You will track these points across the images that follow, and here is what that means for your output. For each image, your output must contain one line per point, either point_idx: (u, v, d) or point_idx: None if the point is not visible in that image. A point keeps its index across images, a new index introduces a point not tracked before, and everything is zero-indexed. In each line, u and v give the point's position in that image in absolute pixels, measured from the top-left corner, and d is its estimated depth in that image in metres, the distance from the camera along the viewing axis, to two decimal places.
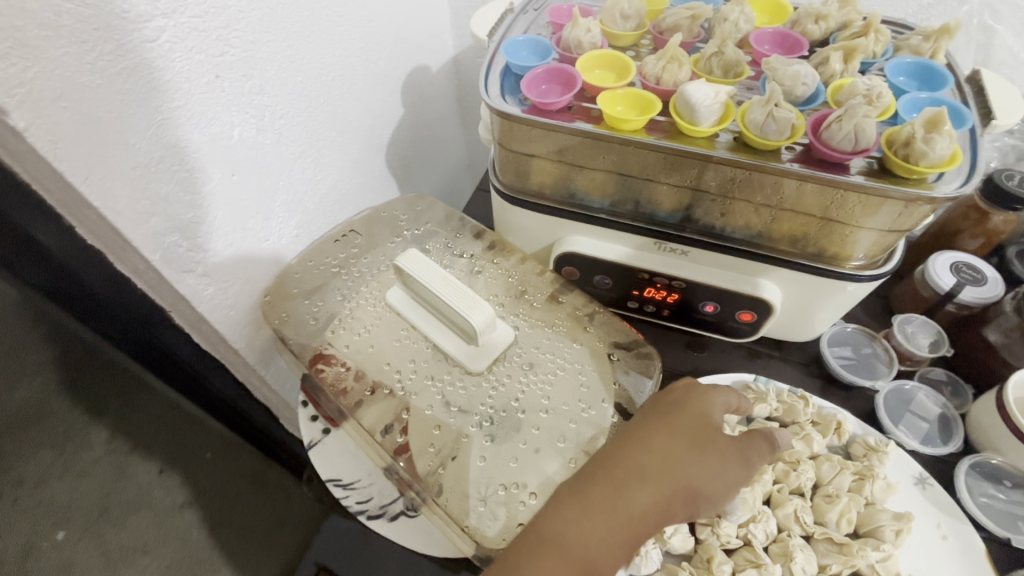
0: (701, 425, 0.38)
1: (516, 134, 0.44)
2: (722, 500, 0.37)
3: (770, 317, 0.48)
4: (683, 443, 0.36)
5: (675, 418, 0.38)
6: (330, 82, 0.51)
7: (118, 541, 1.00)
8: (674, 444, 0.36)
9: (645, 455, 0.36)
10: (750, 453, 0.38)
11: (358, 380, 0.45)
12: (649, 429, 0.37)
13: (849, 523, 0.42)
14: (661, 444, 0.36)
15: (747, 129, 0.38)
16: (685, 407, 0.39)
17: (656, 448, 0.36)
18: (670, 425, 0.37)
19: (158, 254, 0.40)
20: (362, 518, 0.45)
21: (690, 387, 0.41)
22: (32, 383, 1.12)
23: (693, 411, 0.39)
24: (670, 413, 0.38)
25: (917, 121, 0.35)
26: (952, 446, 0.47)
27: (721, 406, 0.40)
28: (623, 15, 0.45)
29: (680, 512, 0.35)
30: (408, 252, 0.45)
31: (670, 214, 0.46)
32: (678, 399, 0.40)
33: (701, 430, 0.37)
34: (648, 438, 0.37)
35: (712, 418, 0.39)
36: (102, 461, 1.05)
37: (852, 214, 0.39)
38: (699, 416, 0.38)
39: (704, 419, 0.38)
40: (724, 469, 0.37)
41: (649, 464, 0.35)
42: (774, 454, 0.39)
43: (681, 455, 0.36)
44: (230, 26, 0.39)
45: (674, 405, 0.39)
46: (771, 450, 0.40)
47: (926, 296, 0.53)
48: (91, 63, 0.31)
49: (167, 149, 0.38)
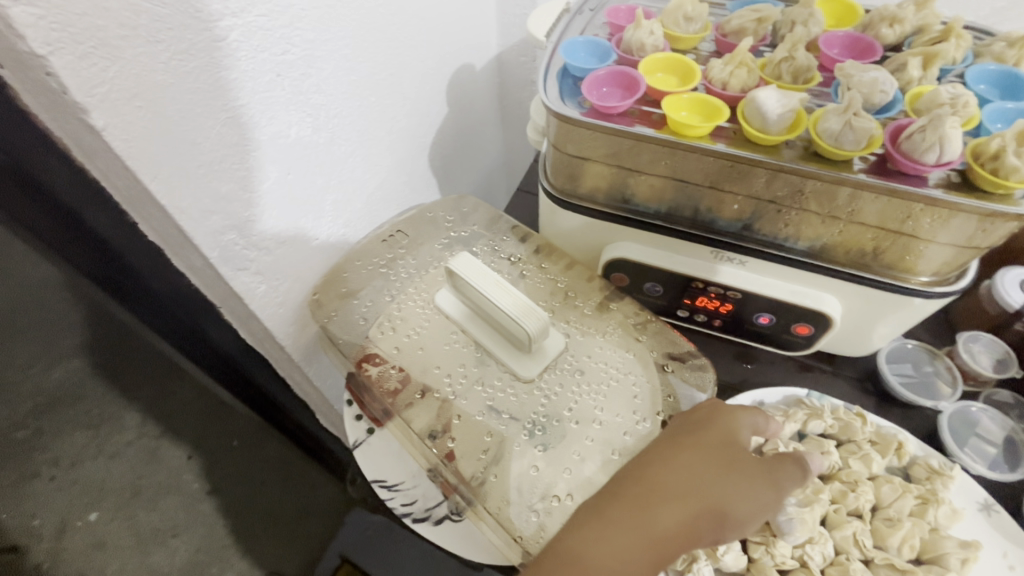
0: (728, 445, 0.37)
1: (574, 137, 0.43)
2: (750, 524, 0.36)
3: (828, 331, 0.47)
4: (709, 463, 0.36)
5: (701, 436, 0.37)
6: (381, 81, 0.51)
7: (149, 523, 0.85)
8: (699, 463, 0.36)
9: (669, 473, 0.35)
10: (781, 477, 0.37)
11: (404, 383, 0.45)
12: (674, 446, 0.37)
13: (911, 549, 0.40)
14: (686, 463, 0.36)
15: (819, 138, 0.37)
16: (711, 425, 0.38)
17: (681, 466, 0.36)
18: (696, 444, 0.37)
19: (217, 252, 0.40)
20: (407, 520, 0.45)
21: (717, 406, 0.40)
22: None
23: (720, 429, 0.38)
24: (695, 431, 0.38)
25: (1007, 133, 0.33)
26: (1021, 473, 0.45)
27: (749, 427, 0.40)
28: (686, 17, 0.44)
29: (704, 535, 0.34)
30: (459, 255, 0.44)
31: (730, 223, 0.44)
32: (705, 416, 0.39)
33: (727, 450, 0.37)
34: (673, 456, 0.36)
35: (738, 438, 0.38)
36: (130, 445, 0.73)
37: (928, 229, 0.38)
38: (725, 435, 0.38)
39: (731, 439, 0.38)
40: (751, 492, 0.36)
41: (675, 482, 0.35)
42: (807, 479, 0.38)
43: (706, 475, 0.36)
44: (292, 25, 0.39)
45: (700, 423, 0.38)
46: (803, 476, 0.39)
47: (994, 313, 0.51)
48: (165, 62, 0.31)
49: (230, 148, 0.38)
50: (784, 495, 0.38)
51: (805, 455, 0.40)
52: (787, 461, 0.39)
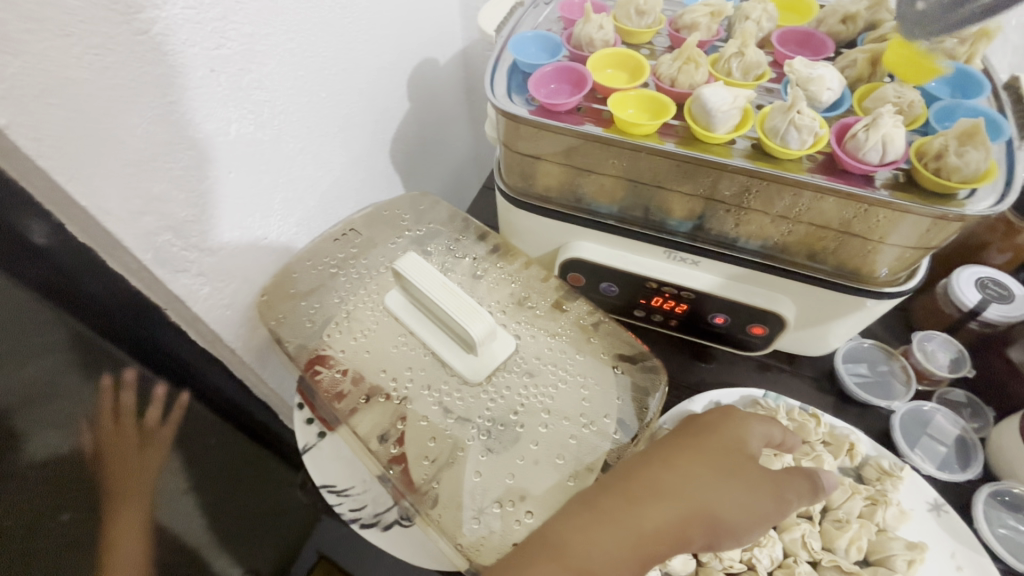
0: (731, 452, 0.37)
1: (523, 135, 0.42)
2: (744, 534, 0.35)
3: (783, 331, 0.46)
4: (710, 468, 0.35)
5: (704, 441, 0.37)
6: (333, 77, 0.49)
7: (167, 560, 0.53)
8: (697, 467, 0.35)
9: (666, 473, 0.35)
10: (787, 491, 0.37)
11: (354, 384, 0.44)
12: (674, 449, 0.36)
13: (859, 550, 0.40)
14: (685, 465, 0.35)
15: (766, 138, 0.36)
16: (716, 431, 0.38)
17: (679, 468, 0.35)
18: (697, 449, 0.36)
19: (151, 254, 0.38)
20: (355, 526, 0.45)
21: (725, 412, 0.39)
22: None
23: (725, 435, 0.37)
24: (699, 436, 0.37)
25: (949, 133, 0.33)
26: (971, 473, 0.46)
27: (760, 436, 0.39)
28: (638, 11, 0.43)
29: (694, 538, 0.34)
30: (408, 256, 0.43)
31: (682, 222, 0.44)
32: (711, 422, 0.38)
33: (730, 456, 0.36)
34: (671, 457, 0.36)
35: (745, 447, 0.37)
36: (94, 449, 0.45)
37: (876, 229, 0.37)
38: (731, 442, 0.37)
39: (735, 445, 0.37)
40: (751, 502, 0.35)
41: (671, 482, 0.34)
42: (814, 496, 0.37)
43: (705, 480, 0.35)
44: (226, 18, 0.37)
45: (704, 429, 0.38)
46: (810, 492, 0.38)
47: (948, 312, 0.51)
48: (77, 56, 0.30)
49: (160, 146, 0.36)
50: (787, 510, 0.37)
51: (816, 471, 0.39)
52: (794, 476, 0.37)
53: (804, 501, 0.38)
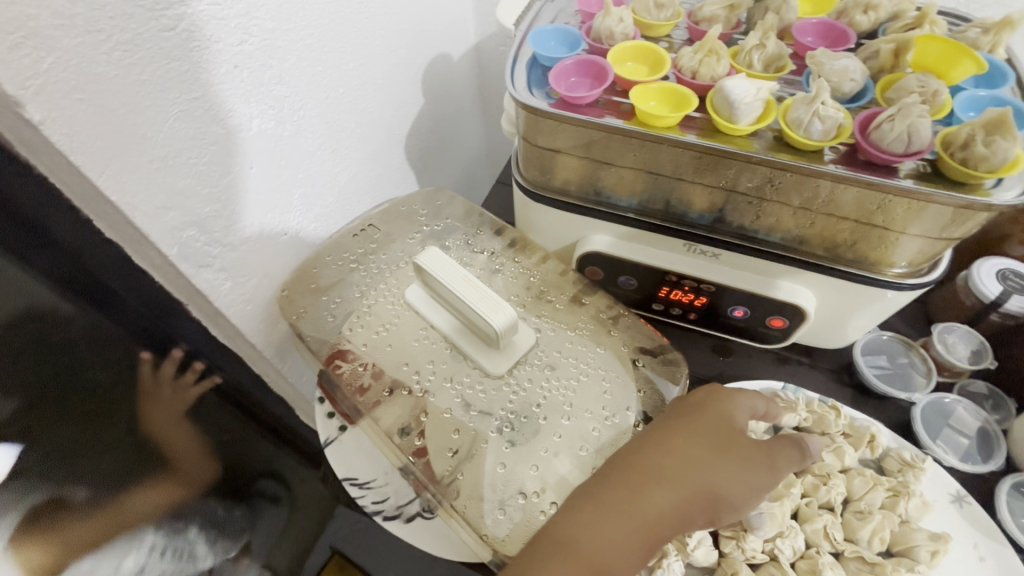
0: (723, 429, 0.37)
1: (542, 128, 0.42)
2: (743, 506, 0.36)
3: (803, 324, 0.46)
4: (704, 446, 0.36)
5: (695, 420, 0.37)
6: (350, 72, 0.49)
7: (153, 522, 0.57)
8: (693, 447, 0.35)
9: (663, 456, 0.35)
10: (778, 459, 0.37)
11: (376, 377, 0.45)
12: (667, 431, 0.36)
13: (882, 541, 0.40)
14: (681, 446, 0.35)
15: (789, 128, 0.36)
16: (706, 409, 0.38)
17: (675, 450, 0.35)
18: (690, 428, 0.36)
19: (176, 249, 0.39)
20: (378, 518, 0.45)
21: (712, 390, 0.40)
22: None
23: (715, 411, 0.38)
24: (690, 415, 0.37)
25: (977, 122, 0.33)
26: (993, 464, 0.46)
27: (745, 410, 0.39)
28: (656, 4, 0.43)
29: (698, 517, 0.34)
30: (428, 250, 0.43)
31: (702, 215, 0.44)
32: (701, 400, 0.39)
33: (723, 433, 0.37)
34: (666, 440, 0.36)
35: (735, 421, 0.38)
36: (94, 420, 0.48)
37: (898, 220, 0.37)
38: (721, 418, 0.37)
39: (726, 421, 0.37)
40: (746, 475, 0.36)
41: (670, 466, 0.34)
42: (804, 462, 0.38)
43: (701, 458, 0.35)
44: (249, 14, 0.37)
45: (695, 407, 0.38)
46: (801, 459, 0.39)
47: (969, 304, 0.51)
48: (107, 53, 0.30)
49: (185, 142, 0.36)
50: (781, 478, 0.38)
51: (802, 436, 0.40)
52: (782, 444, 0.38)
53: (795, 468, 0.39)
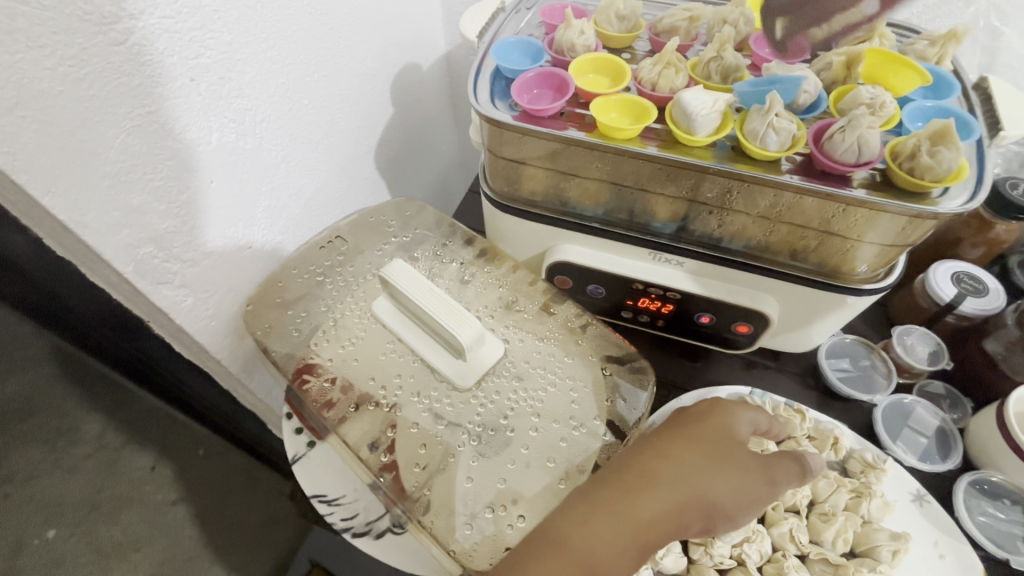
0: (723, 438, 0.37)
1: (507, 140, 0.42)
2: (740, 516, 0.35)
3: (767, 329, 0.47)
4: (701, 454, 0.36)
5: (695, 431, 0.37)
6: (315, 84, 0.49)
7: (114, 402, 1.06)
8: (689, 454, 0.36)
9: (660, 462, 0.35)
10: (775, 472, 0.36)
11: (344, 392, 0.44)
12: (666, 441, 0.37)
13: (846, 543, 0.41)
14: (677, 454, 0.36)
15: (746, 140, 0.37)
16: (707, 421, 0.38)
17: (672, 456, 0.35)
18: (689, 438, 0.37)
19: (132, 267, 0.38)
20: (347, 535, 0.44)
21: (713, 403, 0.40)
22: (37, 374, 1.12)
23: (714, 423, 0.38)
24: (691, 427, 0.38)
25: (922, 133, 0.34)
26: (951, 463, 0.47)
27: (746, 423, 0.39)
28: (618, 16, 0.44)
29: (691, 524, 0.34)
30: (393, 263, 0.43)
31: (666, 224, 0.44)
32: (702, 413, 0.39)
33: (723, 442, 0.37)
34: (663, 448, 0.36)
35: (736, 432, 0.38)
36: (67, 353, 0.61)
37: (855, 228, 0.38)
38: (721, 429, 0.38)
39: (725, 431, 0.37)
40: (743, 483, 0.35)
41: (665, 471, 0.34)
42: (804, 478, 0.36)
43: (698, 465, 0.35)
44: (205, 27, 0.37)
45: (696, 420, 0.38)
46: (801, 474, 0.37)
47: (926, 306, 0.53)
48: (51, 69, 0.29)
49: (138, 157, 0.35)
50: (780, 492, 0.36)
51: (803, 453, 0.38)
52: (784, 457, 0.37)
53: (794, 484, 0.37)
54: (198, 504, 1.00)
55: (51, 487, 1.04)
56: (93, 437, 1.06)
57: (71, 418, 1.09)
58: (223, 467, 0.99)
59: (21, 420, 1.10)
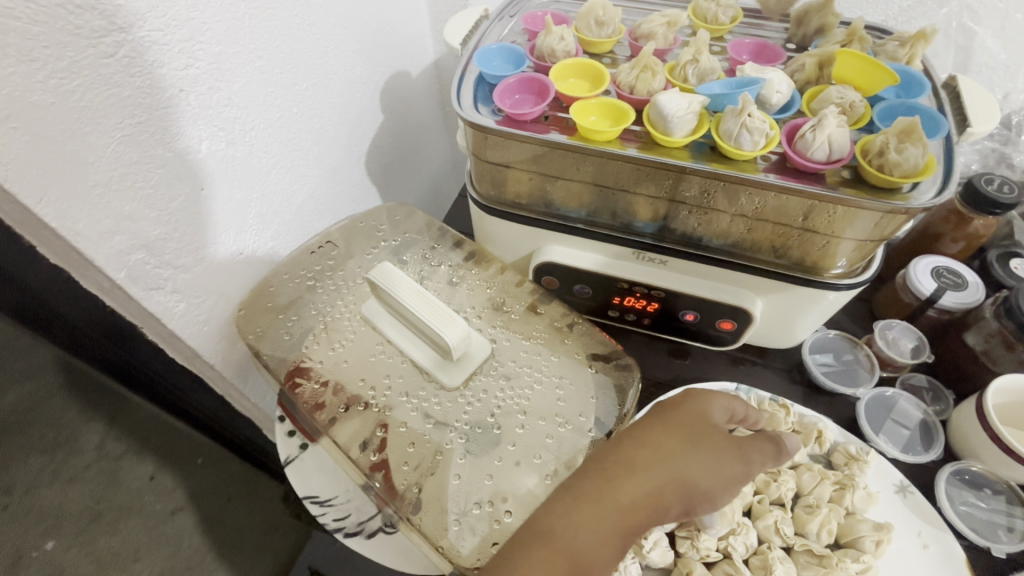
0: (698, 423, 0.38)
1: (490, 144, 0.43)
2: (719, 496, 0.36)
3: (750, 326, 0.48)
4: (677, 438, 0.37)
5: (668, 418, 0.38)
6: (304, 93, 0.50)
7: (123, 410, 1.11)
8: (666, 439, 0.36)
9: (636, 449, 0.36)
10: (748, 449, 0.38)
11: (335, 394, 0.45)
12: (642, 427, 0.38)
13: (829, 534, 0.42)
14: (654, 440, 0.36)
15: (721, 140, 0.38)
16: (680, 408, 0.39)
17: (648, 442, 0.36)
18: (666, 424, 0.38)
19: (123, 273, 0.38)
20: (339, 535, 0.45)
21: (686, 392, 0.41)
22: (45, 385, 1.15)
23: (689, 410, 0.39)
24: (666, 415, 0.39)
25: (890, 131, 0.35)
26: (934, 453, 0.48)
27: (721, 409, 0.40)
28: (598, 22, 0.45)
29: (671, 505, 0.35)
30: (382, 266, 0.44)
31: (647, 224, 0.45)
32: (675, 401, 0.40)
33: (697, 426, 0.38)
34: (639, 435, 0.37)
35: (710, 417, 0.39)
36: None
37: (830, 224, 0.39)
38: (695, 416, 0.38)
39: (699, 418, 0.38)
40: (721, 464, 0.36)
41: (641, 456, 0.35)
42: (777, 456, 0.38)
43: (674, 449, 0.36)
44: (194, 39, 0.38)
45: (671, 408, 0.39)
46: (776, 453, 0.39)
47: (907, 301, 0.54)
48: (42, 81, 0.30)
49: (129, 165, 0.36)
50: (756, 469, 0.37)
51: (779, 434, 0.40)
52: (759, 439, 0.39)
53: (769, 462, 0.38)
54: (200, 511, 1.00)
55: (50, 498, 1.04)
56: (93, 446, 1.08)
57: (73, 427, 1.10)
58: (225, 470, 1.02)
59: (24, 429, 1.11)
